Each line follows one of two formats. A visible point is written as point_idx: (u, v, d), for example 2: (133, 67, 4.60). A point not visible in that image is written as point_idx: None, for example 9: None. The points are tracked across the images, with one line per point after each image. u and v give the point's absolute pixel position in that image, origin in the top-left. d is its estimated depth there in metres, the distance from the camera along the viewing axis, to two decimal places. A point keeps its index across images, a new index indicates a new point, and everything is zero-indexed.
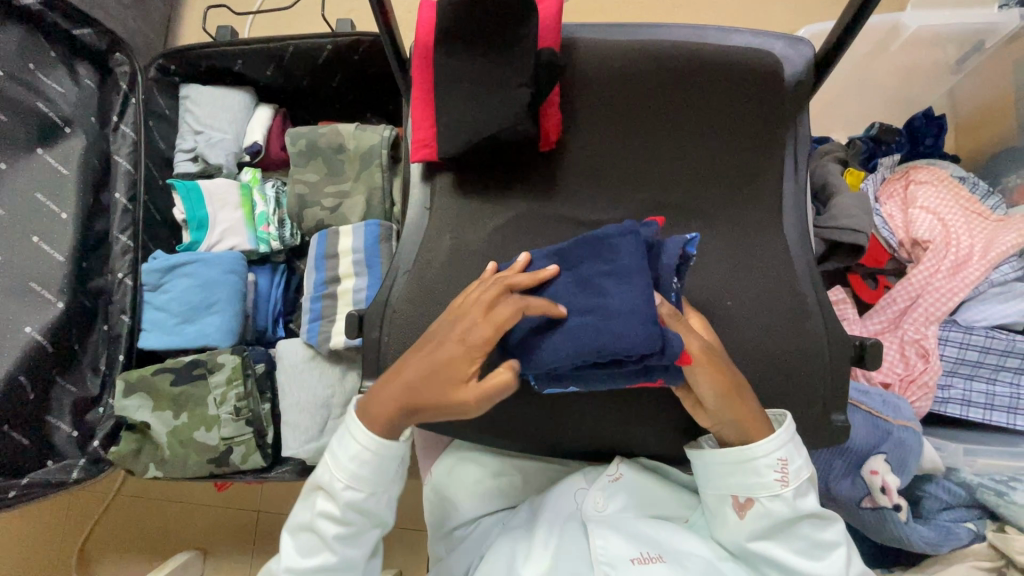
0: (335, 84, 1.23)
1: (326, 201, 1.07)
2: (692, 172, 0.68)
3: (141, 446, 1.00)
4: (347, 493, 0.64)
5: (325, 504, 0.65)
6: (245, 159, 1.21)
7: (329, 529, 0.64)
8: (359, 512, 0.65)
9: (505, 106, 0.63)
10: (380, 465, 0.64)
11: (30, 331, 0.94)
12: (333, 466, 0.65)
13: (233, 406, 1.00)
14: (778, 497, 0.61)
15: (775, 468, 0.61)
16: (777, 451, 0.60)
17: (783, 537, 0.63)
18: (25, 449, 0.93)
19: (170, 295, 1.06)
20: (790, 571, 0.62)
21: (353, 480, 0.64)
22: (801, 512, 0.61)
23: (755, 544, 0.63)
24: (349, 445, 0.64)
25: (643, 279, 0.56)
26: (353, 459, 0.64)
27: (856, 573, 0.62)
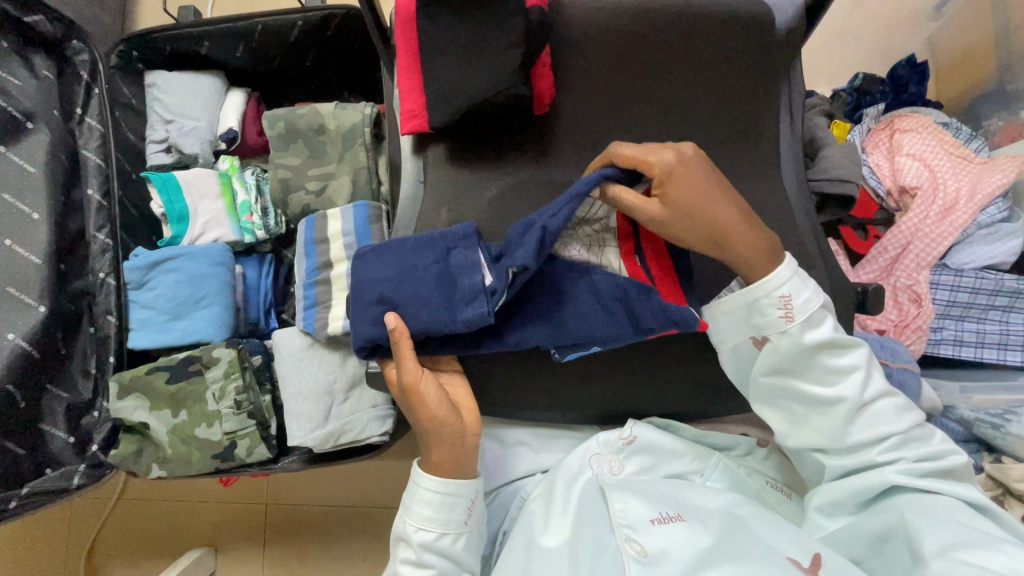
0: (310, 62, 1.18)
1: (311, 184, 1.05)
2: (689, 129, 0.67)
3: (142, 447, 0.98)
4: (420, 535, 0.65)
5: (406, 552, 0.67)
6: (221, 147, 1.17)
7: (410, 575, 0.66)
8: (444, 552, 0.65)
9: (497, 70, 0.61)
10: (449, 502, 0.65)
11: (13, 338, 0.92)
12: (405, 515, 0.67)
13: (233, 401, 0.98)
14: (786, 334, 0.63)
15: (777, 307, 0.62)
16: (779, 290, 0.62)
17: (800, 369, 0.65)
18: (23, 457, 0.91)
19: (156, 291, 1.03)
20: (808, 399, 0.66)
21: (422, 522, 0.65)
22: (814, 345, 0.63)
23: (776, 376, 0.66)
24: (417, 493, 0.66)
25: (374, 284, 0.63)
26: (421, 503, 0.66)
27: (873, 394, 0.65)
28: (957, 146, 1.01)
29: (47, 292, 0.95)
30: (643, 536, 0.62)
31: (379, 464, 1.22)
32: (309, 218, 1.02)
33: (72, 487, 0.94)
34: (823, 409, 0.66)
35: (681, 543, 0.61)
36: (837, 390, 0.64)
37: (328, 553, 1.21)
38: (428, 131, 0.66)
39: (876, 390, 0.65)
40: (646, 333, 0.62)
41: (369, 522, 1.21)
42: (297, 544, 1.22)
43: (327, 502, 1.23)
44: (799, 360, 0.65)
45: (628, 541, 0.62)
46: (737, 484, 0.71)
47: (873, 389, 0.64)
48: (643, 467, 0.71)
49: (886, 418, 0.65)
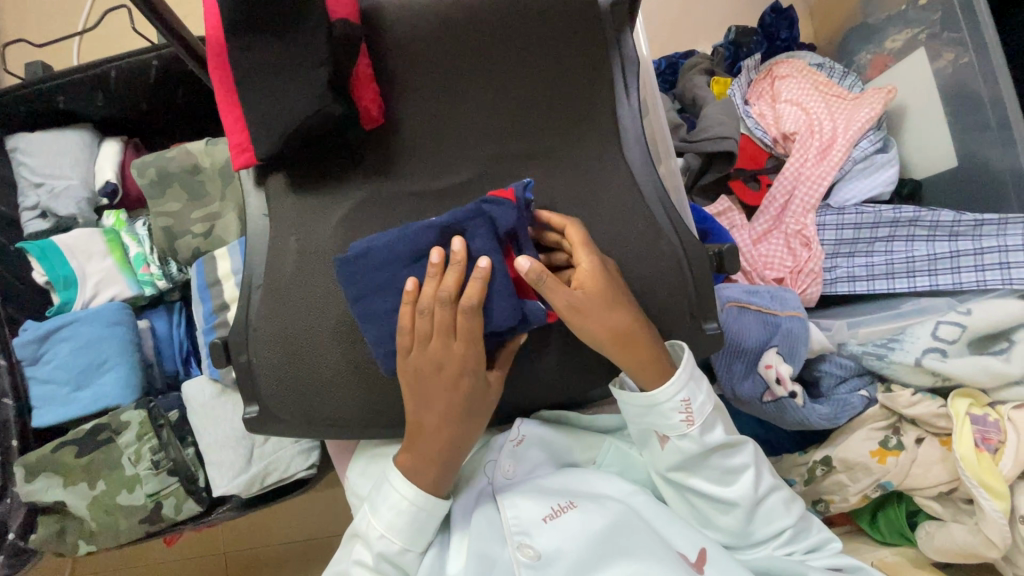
0: (180, 100, 1.13)
1: (197, 227, 1.01)
2: (526, 118, 0.66)
3: (64, 525, 0.95)
4: (383, 543, 0.62)
5: (362, 554, 0.64)
6: (103, 202, 1.12)
7: None
8: (411, 552, 0.63)
9: (306, 90, 0.58)
10: (419, 517, 0.63)
11: None
12: (371, 516, 0.64)
13: (151, 461, 0.96)
14: (686, 437, 0.63)
15: (679, 410, 0.62)
16: (681, 394, 0.62)
17: (697, 468, 0.65)
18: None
19: (54, 364, 1.00)
20: (703, 496, 0.66)
21: (388, 529, 0.62)
22: (711, 446, 0.63)
23: (673, 476, 0.66)
24: (392, 491, 0.63)
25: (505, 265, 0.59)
26: (391, 508, 0.63)
27: (765, 489, 0.65)
28: (830, 85, 1.02)
29: None
30: (535, 539, 0.64)
31: (329, 494, 1.21)
32: (198, 263, 0.99)
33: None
34: (718, 506, 0.65)
35: (573, 534, 0.63)
36: (731, 491, 0.64)
37: None
38: (261, 162, 0.64)
39: (767, 486, 0.65)
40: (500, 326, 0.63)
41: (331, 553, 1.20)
42: None
43: (282, 540, 1.21)
44: (696, 460, 0.64)
45: (521, 547, 0.63)
46: (630, 468, 0.72)
47: (764, 489, 0.65)
48: (541, 463, 0.71)
49: (775, 514, 0.65)
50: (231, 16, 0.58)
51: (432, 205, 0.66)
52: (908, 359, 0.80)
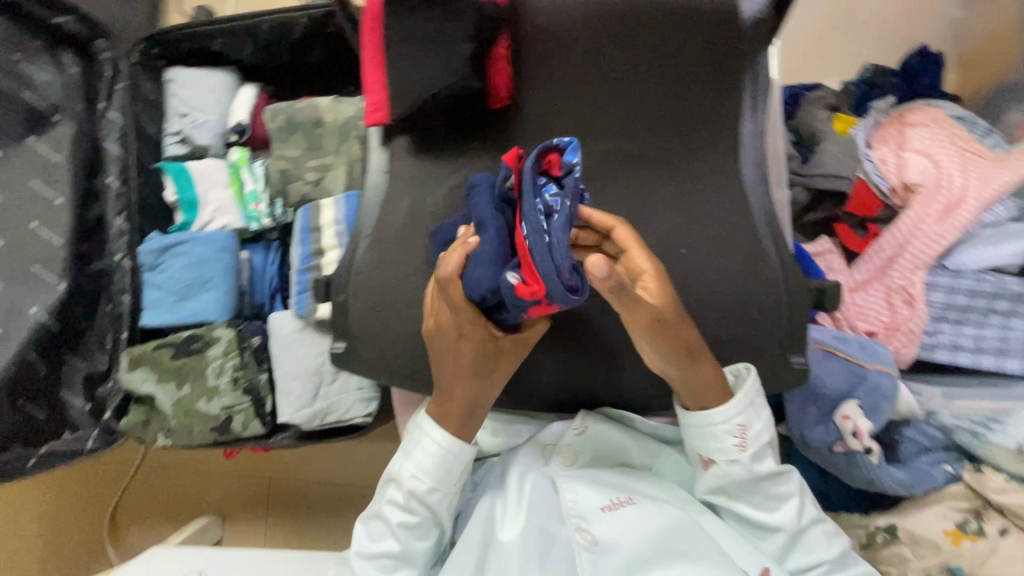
0: (315, 58, 1.23)
1: (309, 175, 1.09)
2: (644, 121, 0.67)
3: (149, 417, 1.06)
4: (412, 483, 0.70)
5: (394, 493, 0.72)
6: (232, 139, 1.23)
7: (396, 516, 0.71)
8: (438, 495, 0.70)
9: (447, 62, 0.63)
10: (446, 462, 0.69)
11: (35, 312, 0.99)
12: (404, 459, 0.71)
13: (231, 377, 1.05)
14: (735, 462, 0.63)
15: (734, 434, 0.62)
16: (737, 418, 0.62)
17: (742, 493, 0.66)
18: (44, 420, 1.00)
19: (167, 274, 1.10)
20: (742, 518, 0.66)
21: (418, 471, 0.70)
22: (759, 474, 0.64)
23: (715, 495, 0.67)
24: (423, 440, 0.70)
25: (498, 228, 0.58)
26: (421, 452, 0.70)
27: (808, 521, 0.65)
28: (969, 141, 0.94)
29: (68, 274, 1.03)
30: (593, 527, 0.65)
31: (372, 449, 1.29)
32: (304, 208, 1.07)
33: (87, 450, 1.03)
34: (757, 528, 0.67)
35: (631, 530, 0.64)
36: (773, 516, 0.65)
37: (324, 530, 1.29)
38: (390, 123, 0.69)
39: (810, 518, 0.66)
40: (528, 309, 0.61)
41: (360, 503, 1.29)
42: (295, 517, 1.31)
43: (320, 480, 1.31)
44: (742, 485, 0.65)
45: (579, 531, 0.64)
46: (687, 480, 0.72)
47: (806, 519, 0.65)
48: (597, 456, 0.72)
49: (814, 547, 0.65)
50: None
51: None
52: (1007, 444, 0.74)
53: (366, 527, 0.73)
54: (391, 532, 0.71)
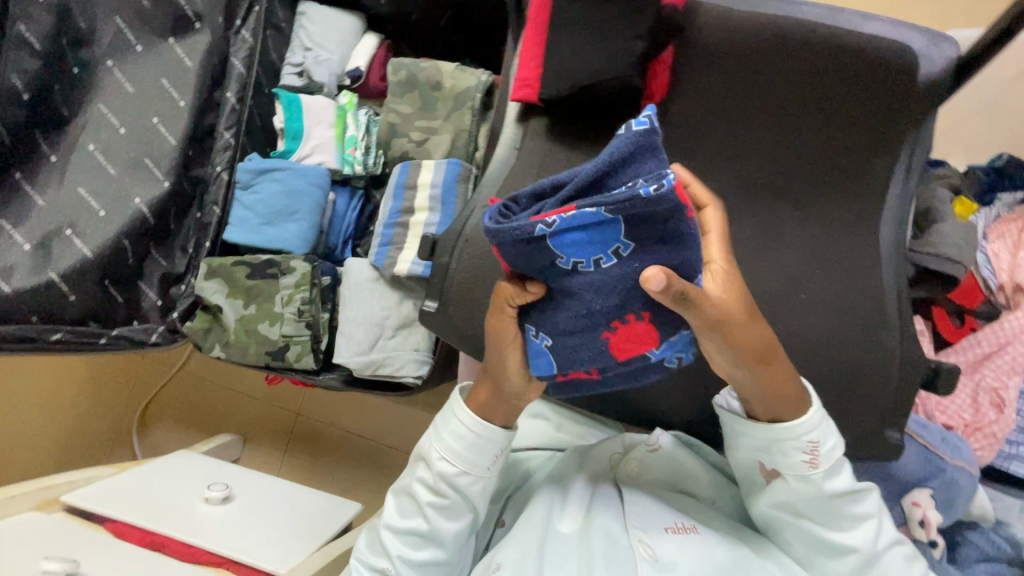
0: (442, 23, 1.25)
1: (414, 134, 1.11)
2: (787, 161, 0.66)
3: (211, 326, 1.09)
4: (442, 464, 0.72)
5: (425, 473, 0.74)
6: (345, 82, 1.26)
7: (425, 496, 0.73)
8: (466, 477, 0.72)
9: (614, 56, 0.63)
10: (475, 445, 0.71)
11: (138, 203, 0.99)
12: (435, 440, 0.74)
13: (297, 308, 1.07)
14: (805, 478, 0.62)
15: (803, 450, 0.61)
16: (809, 434, 0.60)
17: (815, 514, 0.64)
18: (118, 305, 1.00)
19: (257, 196, 1.14)
20: (814, 539, 0.65)
21: (447, 453, 0.72)
22: (834, 491, 0.62)
23: (784, 513, 0.65)
24: (457, 420, 0.72)
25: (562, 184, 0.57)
26: (451, 434, 0.72)
27: (886, 543, 0.64)
28: None
29: (174, 174, 1.04)
30: (656, 542, 0.65)
31: (405, 411, 1.31)
32: (404, 164, 1.09)
33: (149, 343, 1.04)
34: (831, 552, 0.65)
35: (694, 553, 0.64)
36: (846, 537, 0.64)
37: (336, 476, 1.34)
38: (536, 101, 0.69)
39: (887, 540, 0.64)
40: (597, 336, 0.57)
41: (379, 461, 1.32)
42: (313, 459, 1.36)
43: (345, 428, 1.35)
44: (814, 505, 0.63)
45: (641, 544, 0.65)
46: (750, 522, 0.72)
47: (884, 543, 0.63)
48: (663, 477, 0.74)
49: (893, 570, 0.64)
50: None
51: None
52: None
53: (395, 501, 0.77)
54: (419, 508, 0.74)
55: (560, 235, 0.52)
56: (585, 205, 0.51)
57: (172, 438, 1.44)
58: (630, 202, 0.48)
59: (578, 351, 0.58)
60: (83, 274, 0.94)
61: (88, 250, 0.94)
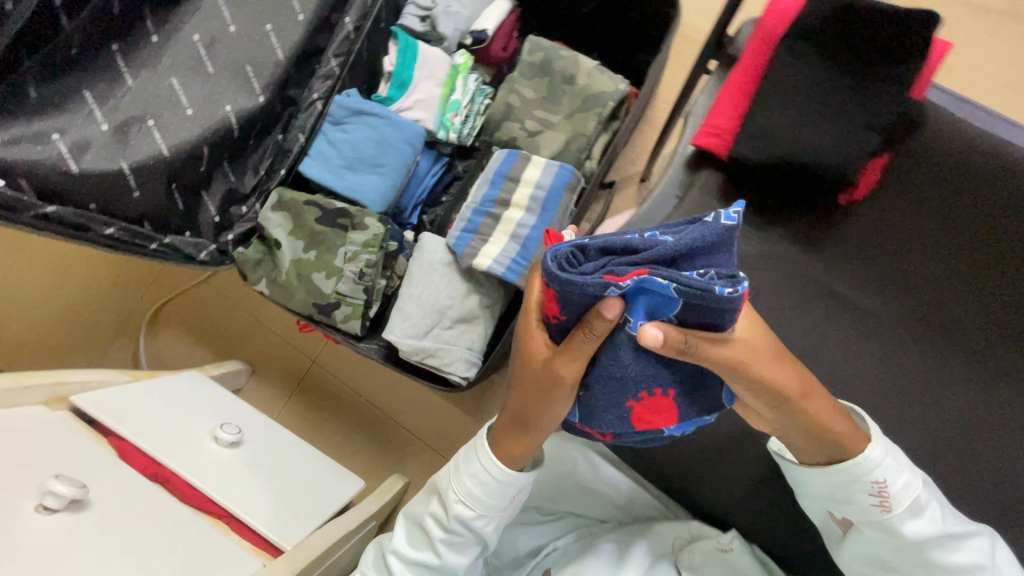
0: (585, 11, 1.17)
1: (529, 123, 1.04)
2: (967, 291, 0.72)
3: (262, 260, 1.02)
4: (459, 507, 0.71)
5: (439, 509, 0.74)
6: (466, 41, 1.16)
7: (437, 533, 0.73)
8: (482, 525, 0.72)
9: (837, 134, 0.71)
10: (496, 489, 0.70)
11: (229, 111, 0.91)
12: (454, 479, 0.73)
13: (359, 268, 1.00)
14: (882, 522, 0.65)
15: (873, 494, 0.64)
16: (875, 474, 0.63)
17: (910, 563, 0.66)
18: (177, 213, 0.92)
19: (346, 137, 1.05)
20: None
21: (465, 496, 0.71)
22: (918, 537, 0.64)
23: (882, 563, 0.68)
24: (484, 472, 0.70)
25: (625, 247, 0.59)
26: (472, 478, 0.71)
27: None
28: None
29: (271, 91, 0.96)
30: None
31: (422, 394, 1.27)
32: (511, 151, 1.01)
33: (197, 260, 0.97)
34: None
35: None
36: None
37: (334, 440, 1.29)
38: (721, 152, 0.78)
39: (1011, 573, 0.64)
40: (631, 397, 0.60)
41: (383, 435, 1.28)
42: (316, 414, 1.31)
43: (359, 391, 1.31)
44: (900, 552, 0.66)
45: None
46: None
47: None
48: None
49: None
50: (808, 53, 0.73)
51: (816, 289, 0.79)
52: None
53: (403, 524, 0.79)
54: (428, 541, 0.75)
55: (625, 298, 0.54)
56: (658, 273, 0.52)
57: (177, 349, 1.38)
58: (700, 292, 0.51)
59: (597, 407, 0.62)
60: (153, 173, 0.85)
61: (166, 150, 0.85)
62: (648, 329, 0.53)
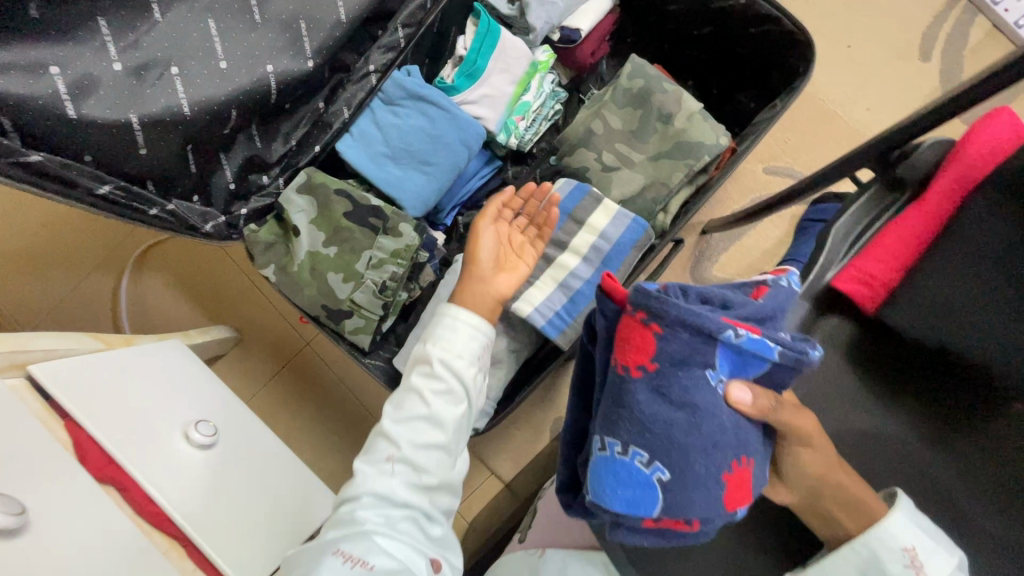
0: (695, 33, 1.01)
1: (607, 155, 0.90)
2: None
3: (275, 243, 0.90)
4: (441, 357, 0.69)
5: (421, 368, 0.70)
6: (553, 36, 1.00)
7: (422, 387, 0.68)
8: (447, 369, 0.68)
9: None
10: (473, 333, 0.70)
11: (269, 73, 0.76)
12: (431, 338, 0.71)
13: (382, 279, 0.88)
14: None
15: (910, 566, 0.56)
16: (906, 540, 0.56)
17: None
18: (188, 176, 0.78)
19: (396, 122, 0.91)
20: None
21: (445, 342, 0.69)
22: None
23: None
24: (441, 321, 0.71)
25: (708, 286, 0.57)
26: (449, 329, 0.70)
27: None
28: None
29: (323, 55, 0.81)
30: None
31: None
32: (580, 185, 0.88)
33: (200, 231, 0.83)
34: None
35: None
36: None
37: (313, 432, 1.21)
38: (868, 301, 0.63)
39: None
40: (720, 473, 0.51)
41: (365, 437, 1.21)
42: (301, 398, 1.23)
43: (349, 386, 1.23)
44: None
45: None
46: None
47: None
48: None
49: None
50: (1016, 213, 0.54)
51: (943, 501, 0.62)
52: None
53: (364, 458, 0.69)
54: (389, 438, 0.67)
55: (737, 348, 0.50)
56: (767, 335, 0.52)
57: (161, 296, 1.26)
58: (799, 358, 0.53)
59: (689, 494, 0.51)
60: (167, 130, 0.71)
61: (186, 106, 0.71)
62: (740, 388, 0.52)
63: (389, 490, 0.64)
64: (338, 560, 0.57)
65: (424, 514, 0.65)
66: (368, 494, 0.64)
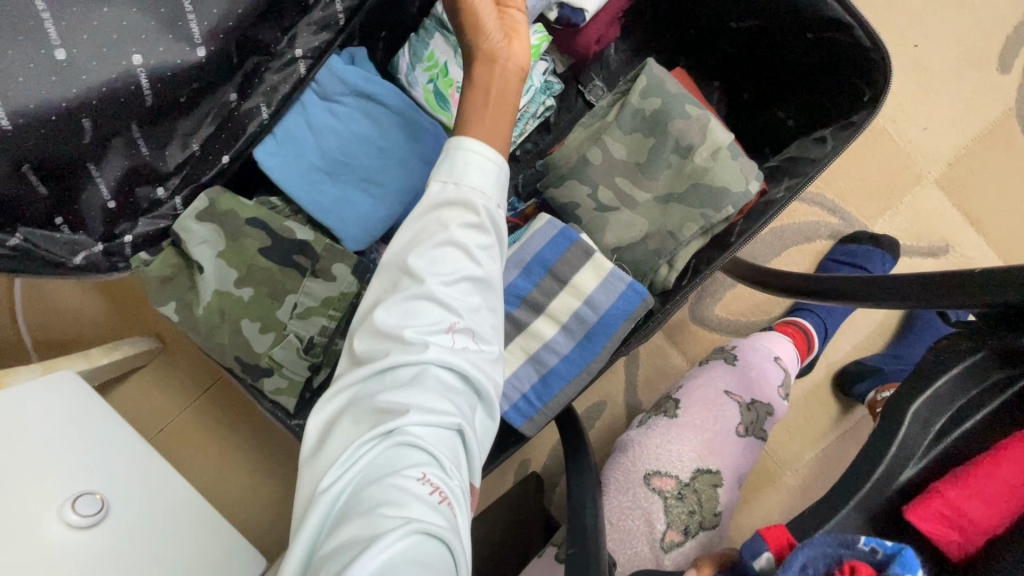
0: (732, 26, 0.78)
1: (602, 191, 0.71)
2: None
3: (172, 277, 0.69)
4: (479, 199, 0.55)
5: (459, 215, 0.54)
6: (549, 16, 0.76)
7: (469, 240, 0.54)
8: (494, 222, 0.56)
9: None
10: (498, 179, 0.58)
11: (137, 65, 0.55)
12: (456, 185, 0.55)
13: (309, 334, 0.69)
14: None
15: None
16: None
17: None
18: (38, 202, 0.57)
19: (332, 125, 0.72)
20: None
21: (480, 187, 0.55)
22: None
23: None
24: (470, 161, 0.56)
25: None
26: (477, 169, 0.56)
27: None
28: None
29: (221, 41, 0.60)
30: None
31: None
32: (566, 231, 0.68)
33: (69, 266, 0.64)
34: None
35: None
36: None
37: (243, 465, 1.05)
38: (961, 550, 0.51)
39: None
40: None
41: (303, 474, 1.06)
42: (228, 425, 1.06)
43: None
44: None
45: None
46: None
47: None
48: None
49: None
50: None
51: None
52: None
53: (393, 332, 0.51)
54: (441, 302, 0.51)
55: None
56: None
57: (63, 296, 1.07)
58: None
59: None
60: None
61: (5, 117, 0.50)
62: None
63: (463, 367, 0.50)
64: (423, 489, 0.43)
65: (486, 401, 0.53)
66: (435, 375, 0.49)
